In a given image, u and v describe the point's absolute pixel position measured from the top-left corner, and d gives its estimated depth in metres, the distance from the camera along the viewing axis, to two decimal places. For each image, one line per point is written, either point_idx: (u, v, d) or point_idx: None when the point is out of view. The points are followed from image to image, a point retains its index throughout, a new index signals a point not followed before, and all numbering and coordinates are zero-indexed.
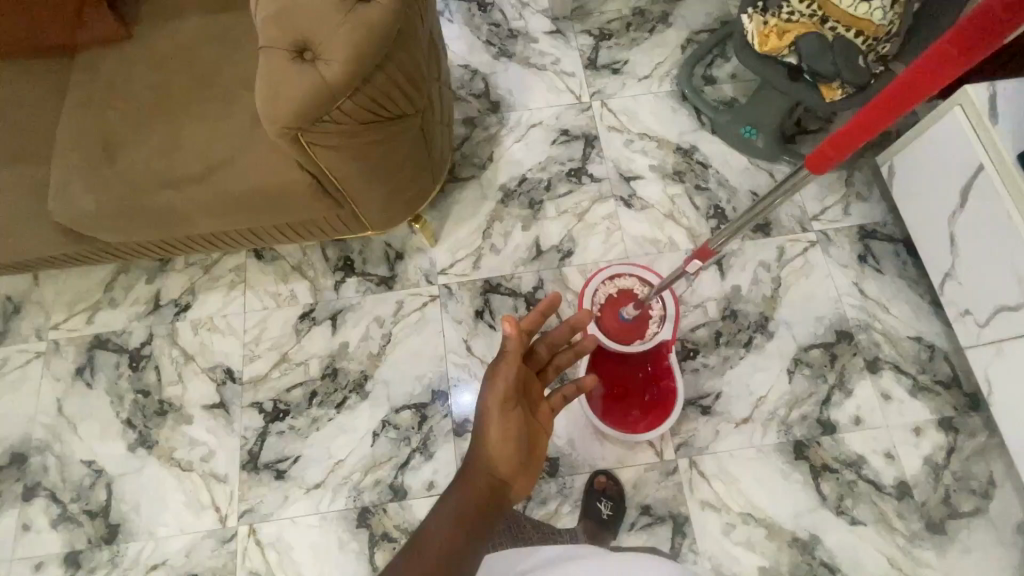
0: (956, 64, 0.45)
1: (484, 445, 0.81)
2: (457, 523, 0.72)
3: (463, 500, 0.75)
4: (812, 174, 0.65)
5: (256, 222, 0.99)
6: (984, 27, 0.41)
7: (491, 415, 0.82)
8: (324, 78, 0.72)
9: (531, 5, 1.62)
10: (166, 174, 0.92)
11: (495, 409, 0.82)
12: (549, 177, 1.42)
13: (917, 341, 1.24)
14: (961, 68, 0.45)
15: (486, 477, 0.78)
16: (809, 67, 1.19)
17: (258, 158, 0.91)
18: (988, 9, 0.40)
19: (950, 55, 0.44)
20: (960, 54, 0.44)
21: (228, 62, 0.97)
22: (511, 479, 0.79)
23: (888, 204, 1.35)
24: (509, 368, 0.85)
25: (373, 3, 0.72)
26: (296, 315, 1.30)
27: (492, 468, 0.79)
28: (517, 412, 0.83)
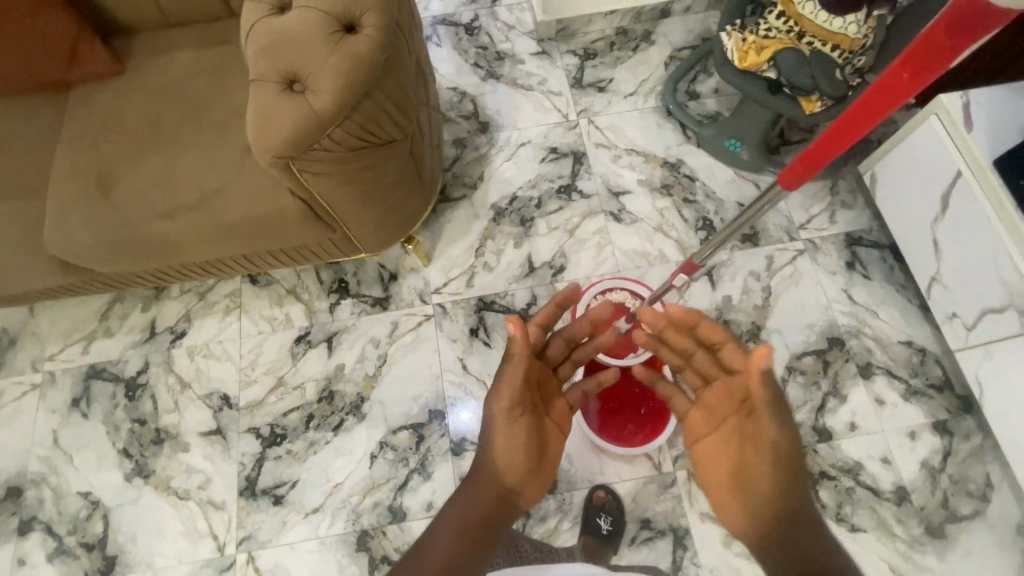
0: (914, 83, 0.47)
1: (491, 452, 0.81)
2: (464, 534, 0.74)
3: (470, 510, 0.77)
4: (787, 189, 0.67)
5: (250, 249, 1.00)
6: (935, 50, 0.43)
7: (499, 421, 0.81)
8: (314, 109, 0.74)
9: (516, 28, 1.66)
10: (161, 205, 0.93)
11: (502, 417, 0.81)
12: (539, 194, 1.44)
13: (908, 345, 1.25)
14: (918, 87, 0.47)
15: (495, 486, 0.79)
16: (788, 81, 1.22)
17: (252, 186, 0.93)
18: (934, 36, 0.43)
19: (906, 78, 0.46)
20: (914, 76, 0.46)
21: (221, 92, 0.99)
22: (519, 487, 0.81)
23: (872, 211, 1.37)
24: (517, 369, 0.83)
25: (361, 35, 0.74)
26: (291, 339, 1.30)
27: (500, 477, 0.80)
28: (525, 417, 0.83)
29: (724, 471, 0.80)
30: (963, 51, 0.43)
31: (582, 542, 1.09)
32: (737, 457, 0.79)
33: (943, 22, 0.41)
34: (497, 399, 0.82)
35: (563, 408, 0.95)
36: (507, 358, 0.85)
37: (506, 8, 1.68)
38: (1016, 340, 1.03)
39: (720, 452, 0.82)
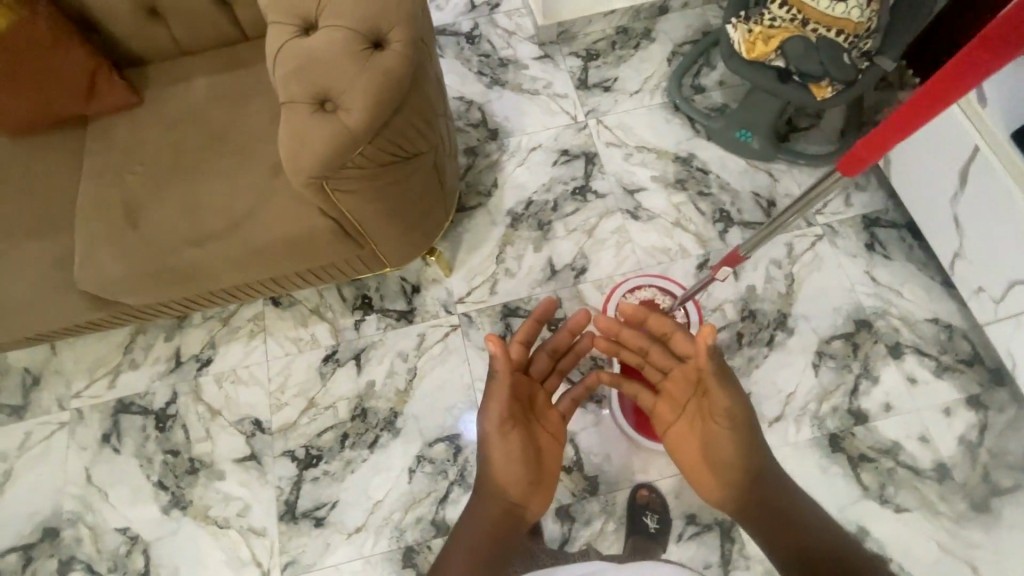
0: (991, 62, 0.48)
1: (491, 471, 0.86)
2: (476, 551, 0.81)
3: (478, 529, 0.83)
4: (846, 176, 0.68)
5: (279, 271, 0.99)
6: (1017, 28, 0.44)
7: (494, 441, 0.86)
8: (346, 126, 0.73)
9: (517, 33, 1.66)
10: (190, 233, 0.93)
11: (494, 436, 0.86)
12: (554, 197, 1.44)
13: (935, 323, 1.26)
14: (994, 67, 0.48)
15: (499, 503, 0.85)
16: (797, 68, 1.23)
17: (279, 209, 0.92)
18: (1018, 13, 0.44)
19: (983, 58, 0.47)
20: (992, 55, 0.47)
21: (241, 116, 0.99)
22: (523, 500, 0.86)
23: (887, 191, 1.38)
24: (501, 391, 0.86)
25: (389, 50, 0.74)
26: (319, 359, 1.30)
27: (503, 493, 0.85)
28: (518, 433, 0.87)
29: (694, 457, 0.89)
30: None
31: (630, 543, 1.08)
32: (702, 443, 0.88)
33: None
34: (487, 421, 0.86)
35: (556, 418, 1.00)
36: (492, 379, 0.89)
37: (505, 15, 1.69)
38: None
39: (686, 436, 0.91)
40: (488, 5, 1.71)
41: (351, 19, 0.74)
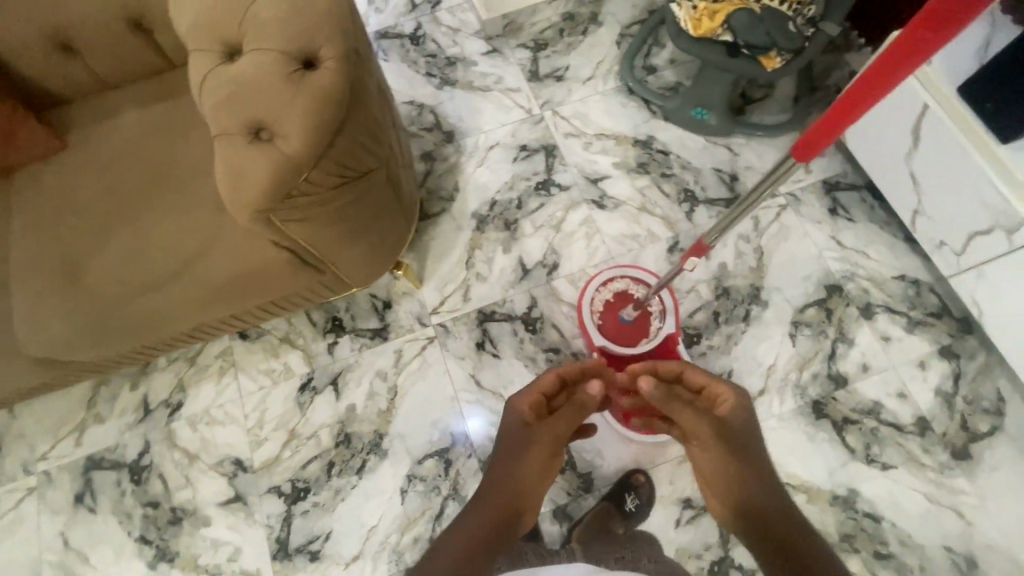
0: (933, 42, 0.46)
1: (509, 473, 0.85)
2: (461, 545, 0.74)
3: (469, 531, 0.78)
4: (803, 161, 0.67)
5: (240, 307, 0.95)
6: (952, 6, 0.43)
7: (533, 446, 0.88)
8: (287, 155, 0.69)
9: (462, 30, 1.62)
10: (140, 280, 0.88)
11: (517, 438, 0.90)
12: (518, 195, 1.41)
13: (902, 280, 1.28)
14: (936, 46, 0.46)
15: (507, 503, 0.81)
16: (744, 41, 1.21)
17: (229, 244, 0.88)
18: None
19: (922, 39, 0.46)
20: (933, 35, 0.45)
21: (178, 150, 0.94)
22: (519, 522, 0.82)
23: (844, 154, 1.39)
24: (570, 419, 0.95)
25: (322, 69, 0.70)
26: (295, 388, 1.26)
27: (511, 499, 0.82)
28: (551, 461, 0.91)
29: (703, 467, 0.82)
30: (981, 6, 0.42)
31: (598, 511, 1.10)
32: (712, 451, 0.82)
33: None
34: (539, 428, 0.90)
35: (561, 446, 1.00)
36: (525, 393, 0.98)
37: (448, 11, 1.64)
38: (1002, 261, 1.06)
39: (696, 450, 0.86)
40: (429, 3, 1.66)
41: (277, 39, 0.69)
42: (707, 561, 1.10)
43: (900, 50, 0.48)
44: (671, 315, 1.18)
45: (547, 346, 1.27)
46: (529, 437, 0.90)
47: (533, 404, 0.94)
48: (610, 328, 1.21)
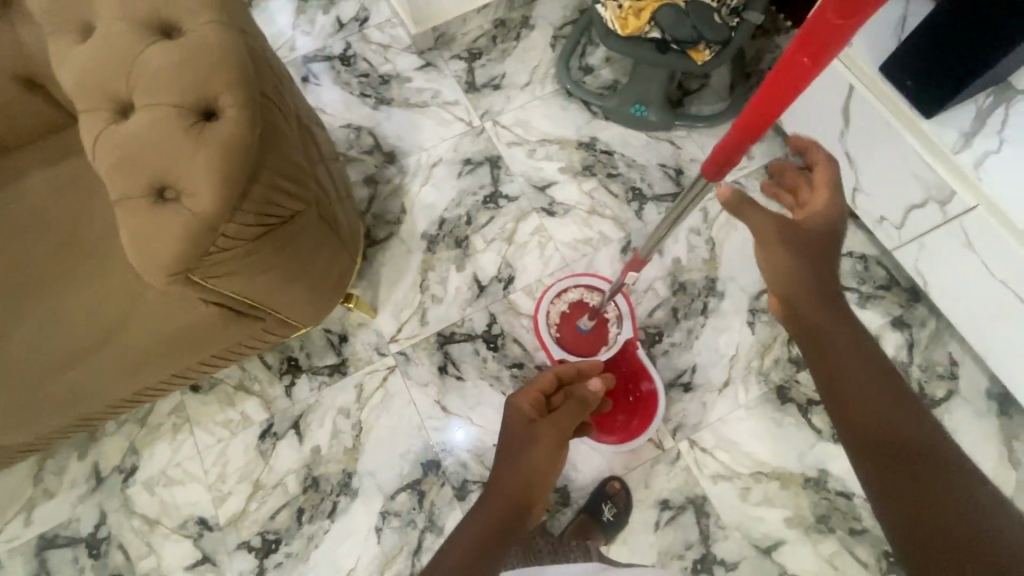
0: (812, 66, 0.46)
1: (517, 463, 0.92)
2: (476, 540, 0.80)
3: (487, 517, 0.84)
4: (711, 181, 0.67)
5: (180, 366, 0.91)
6: (825, 31, 0.43)
7: (540, 438, 0.94)
8: (197, 213, 0.66)
9: (393, 46, 1.58)
10: (65, 352, 0.83)
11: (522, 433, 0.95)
12: (466, 211, 1.39)
13: (850, 256, 1.30)
14: (816, 70, 0.46)
15: (512, 496, 0.88)
16: (672, 37, 1.21)
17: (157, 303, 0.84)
18: (824, 17, 0.42)
19: (803, 64, 0.46)
20: (810, 59, 0.45)
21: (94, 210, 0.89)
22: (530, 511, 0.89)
23: (783, 137, 1.41)
24: (571, 415, 0.99)
25: (224, 118, 0.66)
26: (255, 437, 1.21)
27: (517, 493, 0.88)
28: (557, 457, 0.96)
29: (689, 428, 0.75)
30: (851, 33, 0.42)
31: (577, 523, 1.09)
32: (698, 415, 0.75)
33: (831, 3, 0.41)
34: (543, 423, 0.96)
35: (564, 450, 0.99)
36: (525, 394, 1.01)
37: (377, 28, 1.60)
38: (939, 232, 1.09)
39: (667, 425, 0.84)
40: (357, 21, 1.61)
41: (171, 92, 0.65)
42: (689, 560, 1.10)
43: (792, 64, 0.47)
44: (627, 319, 1.16)
45: (510, 363, 1.25)
46: (533, 431, 0.95)
47: (533, 404, 0.98)
48: (569, 339, 1.19)
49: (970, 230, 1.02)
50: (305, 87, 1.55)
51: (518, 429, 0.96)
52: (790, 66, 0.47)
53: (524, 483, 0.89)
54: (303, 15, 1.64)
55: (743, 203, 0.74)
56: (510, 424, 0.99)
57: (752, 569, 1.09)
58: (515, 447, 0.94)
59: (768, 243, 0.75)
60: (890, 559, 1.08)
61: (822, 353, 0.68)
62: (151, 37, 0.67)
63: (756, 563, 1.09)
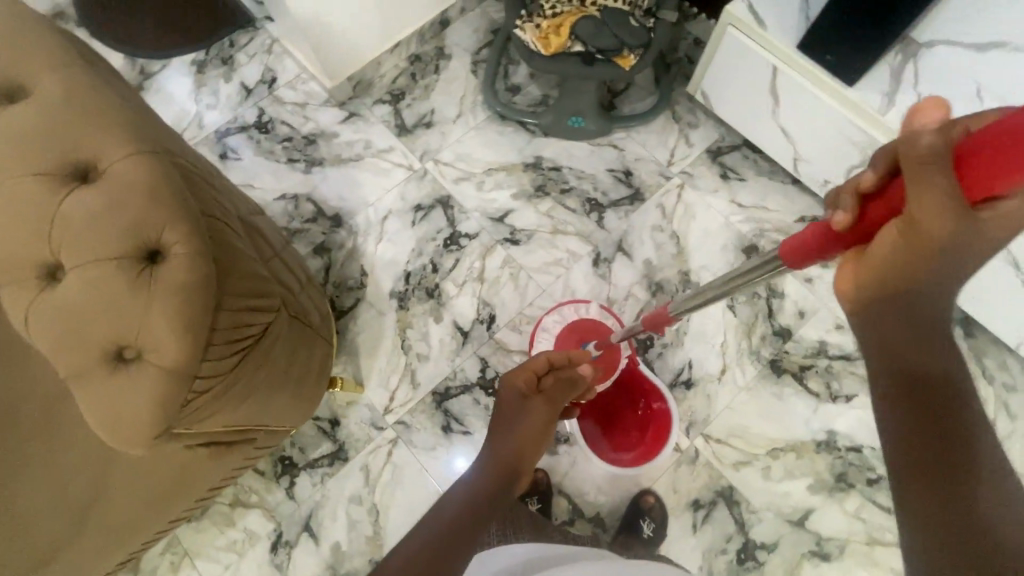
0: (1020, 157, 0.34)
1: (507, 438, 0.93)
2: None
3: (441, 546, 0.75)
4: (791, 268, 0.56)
5: (175, 515, 0.82)
6: None
7: (529, 415, 0.95)
8: (166, 367, 0.59)
9: (309, 102, 1.50)
10: (43, 539, 0.74)
11: (515, 405, 0.96)
12: (429, 258, 1.34)
13: (803, 221, 1.36)
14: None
15: (497, 473, 0.89)
16: (595, 47, 1.22)
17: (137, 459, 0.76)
18: None
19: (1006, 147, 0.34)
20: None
21: (40, 374, 0.80)
22: (514, 485, 0.90)
23: (716, 120, 1.45)
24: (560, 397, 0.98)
25: (172, 257, 0.60)
26: (266, 551, 1.13)
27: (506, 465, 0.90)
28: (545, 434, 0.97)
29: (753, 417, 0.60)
30: None
31: (619, 542, 1.08)
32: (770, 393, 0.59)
33: None
34: (534, 403, 0.96)
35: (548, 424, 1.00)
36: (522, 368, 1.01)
37: (288, 87, 1.52)
38: None
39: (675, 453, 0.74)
40: (265, 84, 1.52)
41: (104, 244, 0.58)
42: (732, 552, 1.12)
43: (988, 142, 0.35)
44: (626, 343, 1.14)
45: None
46: (524, 409, 0.96)
47: (526, 380, 0.97)
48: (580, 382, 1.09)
49: None
50: (226, 165, 1.45)
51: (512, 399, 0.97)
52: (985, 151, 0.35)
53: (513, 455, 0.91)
54: (203, 87, 1.53)
55: (931, 163, 0.37)
56: (503, 397, 0.99)
57: (791, 544, 1.12)
58: (508, 417, 0.96)
59: (910, 230, 0.41)
60: None
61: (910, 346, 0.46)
62: (66, 189, 0.60)
63: (794, 538, 1.12)
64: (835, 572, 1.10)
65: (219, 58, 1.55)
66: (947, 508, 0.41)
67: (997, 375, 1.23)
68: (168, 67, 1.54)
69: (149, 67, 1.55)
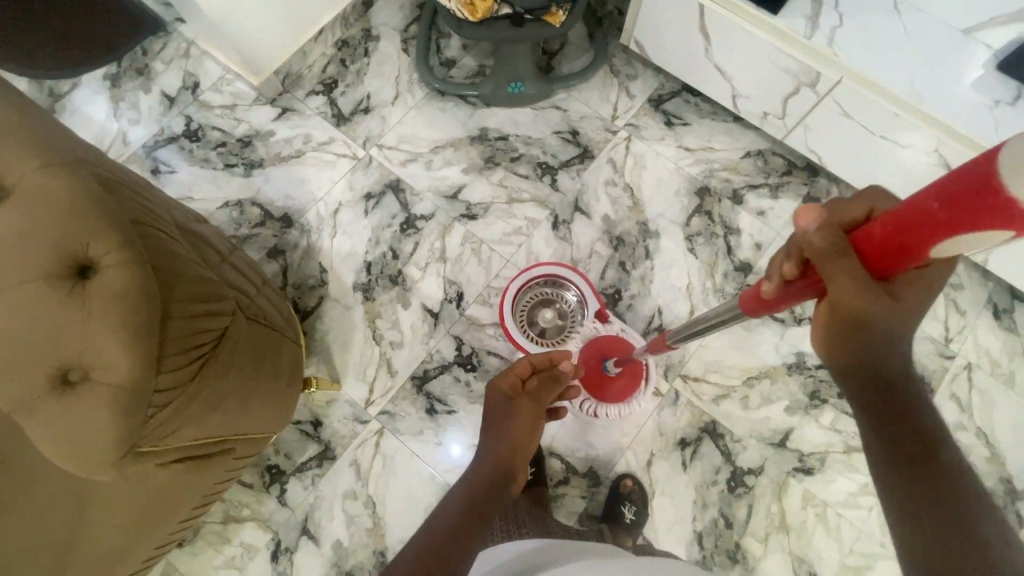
0: (905, 256, 0.40)
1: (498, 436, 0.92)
2: None
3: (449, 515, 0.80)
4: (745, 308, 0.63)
5: (161, 537, 0.80)
6: (918, 226, 0.37)
7: (516, 411, 0.94)
8: (117, 383, 0.56)
9: (239, 103, 1.44)
10: None
11: (503, 403, 0.96)
12: (388, 246, 1.32)
13: (749, 156, 1.38)
14: (909, 259, 0.40)
15: (492, 471, 0.87)
16: (523, 7, 1.20)
17: (109, 488, 0.73)
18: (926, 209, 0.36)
19: (887, 245, 0.41)
20: (902, 247, 0.40)
21: None
22: (510, 482, 0.87)
23: (653, 69, 1.45)
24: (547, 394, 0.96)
25: (104, 269, 0.57)
26: (268, 561, 1.12)
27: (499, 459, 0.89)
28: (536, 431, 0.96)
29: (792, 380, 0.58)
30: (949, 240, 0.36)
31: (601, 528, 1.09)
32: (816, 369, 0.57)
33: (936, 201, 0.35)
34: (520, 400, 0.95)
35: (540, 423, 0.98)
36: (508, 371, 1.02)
37: (213, 90, 1.45)
38: (817, 110, 1.17)
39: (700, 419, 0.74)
40: (187, 90, 1.45)
41: (26, 266, 0.55)
42: (723, 482, 1.15)
43: (885, 242, 0.41)
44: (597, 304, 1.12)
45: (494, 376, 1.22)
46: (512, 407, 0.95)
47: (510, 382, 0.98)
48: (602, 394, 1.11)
49: (843, 101, 1.10)
50: (160, 179, 1.38)
51: (499, 404, 0.97)
52: (882, 246, 0.41)
53: (503, 455, 0.89)
54: (122, 101, 1.44)
55: (835, 257, 0.44)
56: (491, 399, 0.99)
57: (776, 465, 1.16)
58: (498, 415, 0.96)
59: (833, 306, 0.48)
60: None
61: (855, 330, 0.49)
62: None
63: (777, 459, 1.17)
64: (818, 484, 1.15)
65: (134, 68, 1.47)
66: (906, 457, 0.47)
67: None
68: (79, 86, 1.45)
69: (59, 88, 1.46)
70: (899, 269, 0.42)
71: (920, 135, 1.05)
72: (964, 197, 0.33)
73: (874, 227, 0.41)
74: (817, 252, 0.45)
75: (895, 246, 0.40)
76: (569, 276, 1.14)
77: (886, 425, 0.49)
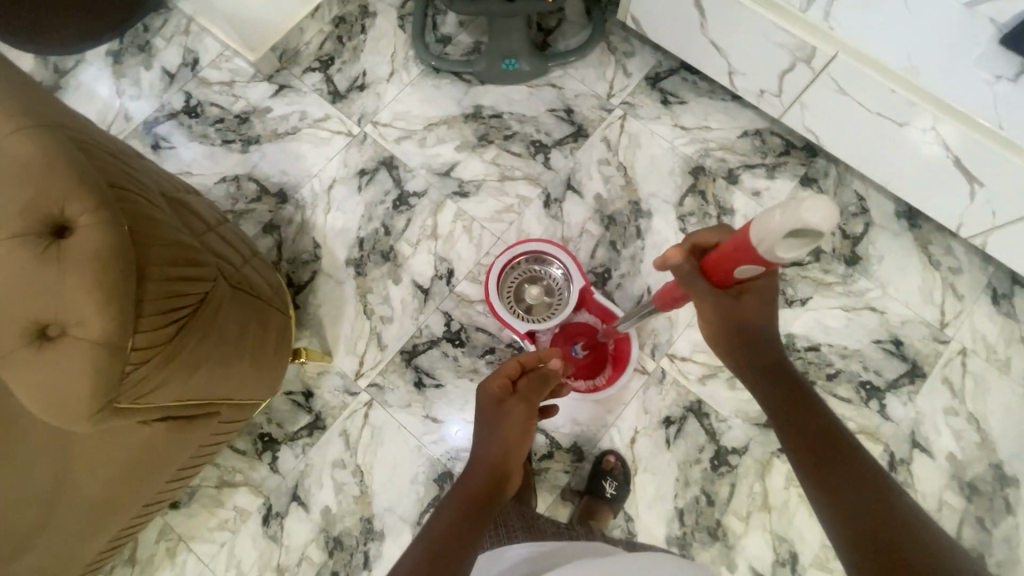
0: (727, 275, 0.60)
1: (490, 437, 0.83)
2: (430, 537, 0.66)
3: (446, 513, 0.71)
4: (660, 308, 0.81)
5: (150, 492, 0.84)
6: (728, 257, 0.57)
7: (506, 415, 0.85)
8: (93, 339, 0.59)
9: (237, 79, 1.45)
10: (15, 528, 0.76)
11: (492, 404, 0.88)
12: (380, 222, 1.33)
13: (746, 135, 1.36)
14: (730, 276, 0.60)
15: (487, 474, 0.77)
16: None
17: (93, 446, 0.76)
18: (730, 248, 0.56)
19: (720, 268, 0.60)
20: (725, 269, 0.59)
21: None
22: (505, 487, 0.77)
23: (651, 46, 1.43)
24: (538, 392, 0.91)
25: (78, 230, 0.59)
26: (259, 525, 1.16)
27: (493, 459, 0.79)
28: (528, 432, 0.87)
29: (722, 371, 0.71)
30: (745, 265, 0.56)
31: (582, 503, 1.11)
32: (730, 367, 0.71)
33: (735, 243, 0.55)
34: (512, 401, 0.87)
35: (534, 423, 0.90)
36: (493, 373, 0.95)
37: (212, 67, 1.46)
38: (814, 87, 1.14)
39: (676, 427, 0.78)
40: (187, 66, 1.47)
41: (7, 227, 0.58)
42: (706, 461, 1.16)
43: (718, 265, 0.60)
44: (581, 281, 1.11)
45: (481, 351, 1.23)
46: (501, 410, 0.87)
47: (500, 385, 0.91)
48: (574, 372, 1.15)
49: (838, 76, 1.07)
50: (160, 155, 1.41)
51: (489, 408, 0.88)
52: (716, 266, 0.61)
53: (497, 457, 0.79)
54: (123, 78, 1.47)
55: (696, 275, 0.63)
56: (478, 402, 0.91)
57: (761, 446, 1.16)
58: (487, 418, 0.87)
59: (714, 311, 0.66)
60: (867, 387, 1.19)
61: (750, 337, 0.67)
62: None
63: (763, 439, 1.17)
64: None
65: (136, 46, 1.49)
66: (821, 462, 0.57)
67: (942, 260, 1.25)
68: (83, 62, 1.48)
69: (64, 64, 1.49)
70: (730, 282, 0.62)
71: (917, 112, 1.02)
72: (743, 243, 0.54)
73: (709, 256, 0.62)
74: (684, 274, 0.64)
75: (721, 271, 0.60)
76: (553, 253, 1.14)
77: (800, 427, 0.61)
